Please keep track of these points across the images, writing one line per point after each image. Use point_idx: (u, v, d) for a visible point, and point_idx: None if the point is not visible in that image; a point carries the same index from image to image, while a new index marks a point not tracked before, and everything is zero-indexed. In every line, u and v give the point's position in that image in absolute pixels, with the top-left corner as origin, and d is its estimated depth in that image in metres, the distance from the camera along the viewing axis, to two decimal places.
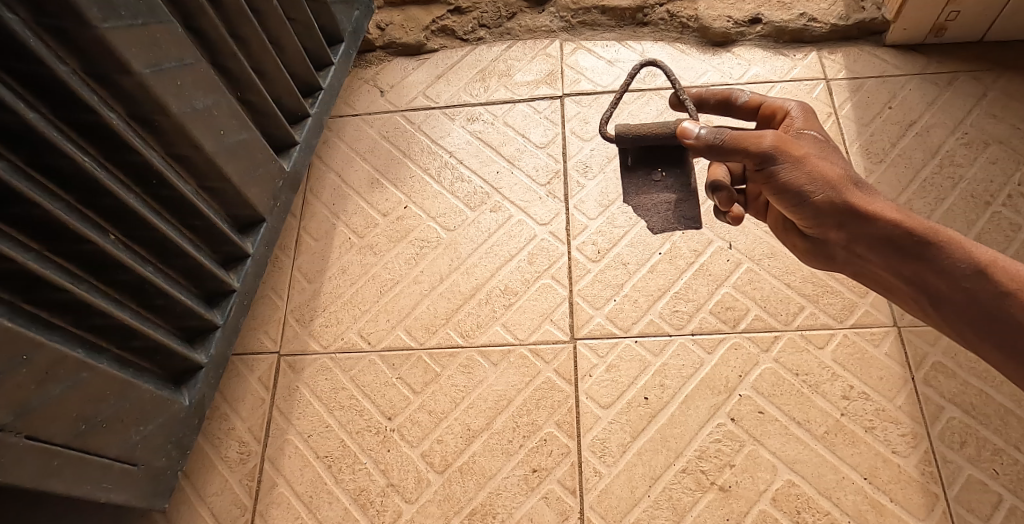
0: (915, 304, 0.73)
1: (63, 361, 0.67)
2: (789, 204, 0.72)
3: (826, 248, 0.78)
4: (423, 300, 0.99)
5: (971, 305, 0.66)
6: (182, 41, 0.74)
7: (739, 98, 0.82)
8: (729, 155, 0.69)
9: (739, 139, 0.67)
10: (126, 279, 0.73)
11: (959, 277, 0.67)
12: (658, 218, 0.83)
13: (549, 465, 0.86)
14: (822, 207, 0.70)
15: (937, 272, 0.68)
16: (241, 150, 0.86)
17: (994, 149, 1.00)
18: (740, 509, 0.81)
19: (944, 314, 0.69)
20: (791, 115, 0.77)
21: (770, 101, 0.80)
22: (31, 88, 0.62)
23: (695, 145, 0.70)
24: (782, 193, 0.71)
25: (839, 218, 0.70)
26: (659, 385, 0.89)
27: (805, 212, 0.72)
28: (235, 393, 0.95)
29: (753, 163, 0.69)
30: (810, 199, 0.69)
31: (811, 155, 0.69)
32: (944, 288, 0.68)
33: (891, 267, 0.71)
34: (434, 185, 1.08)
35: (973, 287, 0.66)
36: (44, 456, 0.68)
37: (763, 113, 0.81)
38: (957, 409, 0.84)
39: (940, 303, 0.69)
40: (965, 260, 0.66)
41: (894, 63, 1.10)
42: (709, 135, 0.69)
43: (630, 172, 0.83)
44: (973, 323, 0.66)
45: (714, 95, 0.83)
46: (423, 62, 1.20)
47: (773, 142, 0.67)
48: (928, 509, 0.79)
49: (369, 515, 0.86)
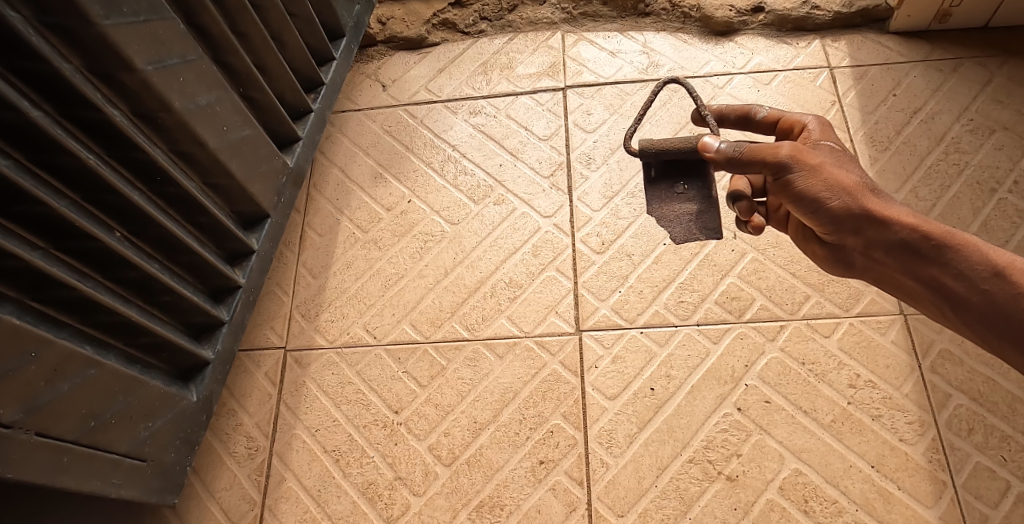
0: (932, 307, 0.72)
1: (71, 356, 0.67)
2: (805, 211, 0.71)
3: (844, 256, 0.77)
4: (428, 294, 0.99)
5: (990, 307, 0.65)
6: (185, 38, 0.74)
7: (758, 113, 0.82)
8: (747, 167, 0.71)
9: (756, 151, 0.69)
10: (132, 276, 0.74)
11: (977, 280, 0.66)
12: (680, 230, 0.82)
13: (555, 457, 0.86)
14: (838, 213, 0.70)
15: (954, 275, 0.67)
16: (244, 146, 0.86)
17: (1000, 135, 1.00)
18: (747, 498, 0.81)
19: (962, 317, 0.68)
20: (807, 129, 0.77)
21: (788, 116, 0.80)
22: (34, 85, 0.62)
23: (716, 158, 0.73)
24: (798, 202, 0.71)
25: (856, 223, 0.70)
26: (665, 376, 0.89)
27: (822, 219, 0.71)
28: (242, 389, 0.95)
29: (771, 173, 0.70)
30: (825, 205, 0.69)
31: (827, 164, 0.69)
32: (962, 291, 0.67)
33: (909, 272, 0.70)
34: (438, 179, 1.08)
35: (991, 288, 0.65)
36: (54, 453, 0.68)
37: (781, 128, 0.81)
38: (964, 396, 0.84)
39: (958, 307, 0.68)
40: (982, 263, 0.65)
41: (898, 50, 1.09)
42: (728, 149, 0.71)
43: (653, 184, 0.83)
44: (990, 323, 0.65)
45: (734, 110, 0.84)
46: (425, 56, 1.20)
47: (789, 152, 0.68)
48: (936, 496, 0.79)
49: (377, 509, 0.86)
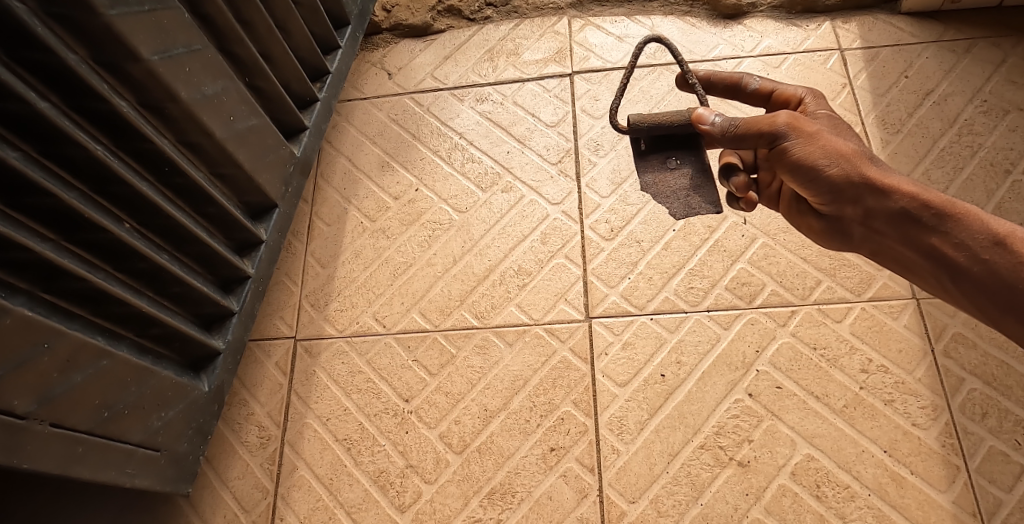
0: (932, 280, 0.71)
1: (84, 347, 0.67)
2: (801, 181, 0.70)
3: (842, 228, 0.75)
4: (437, 282, 0.99)
5: (991, 277, 0.64)
6: (190, 27, 0.73)
7: (750, 84, 0.80)
8: (742, 141, 0.70)
9: (752, 123, 0.68)
10: (143, 267, 0.74)
11: (977, 249, 0.65)
12: (677, 204, 0.77)
13: (566, 444, 0.86)
14: (836, 182, 0.69)
15: (954, 244, 0.66)
16: (251, 136, 0.86)
17: (1014, 116, 0.98)
18: (759, 484, 0.81)
19: (962, 288, 0.67)
20: (803, 102, 0.77)
21: (781, 89, 0.79)
22: (40, 76, 0.62)
23: (711, 132, 0.71)
24: (795, 171, 0.70)
25: (855, 192, 0.68)
26: (675, 363, 0.89)
27: (819, 189, 0.70)
28: (253, 379, 0.96)
29: (765, 144, 0.70)
30: (823, 173, 0.68)
31: (824, 132, 0.68)
32: (962, 261, 0.66)
33: (908, 243, 0.69)
34: (445, 166, 1.08)
35: (992, 258, 0.64)
36: (68, 443, 0.69)
37: (772, 100, 0.80)
38: (978, 381, 0.83)
39: (959, 278, 0.67)
40: (982, 232, 0.65)
41: (910, 31, 1.08)
42: (724, 122, 0.69)
43: (645, 160, 0.79)
44: (990, 294, 0.65)
45: (723, 79, 0.81)
46: (430, 43, 1.19)
47: (786, 121, 0.68)
48: (949, 481, 0.79)
49: (389, 496, 0.87)
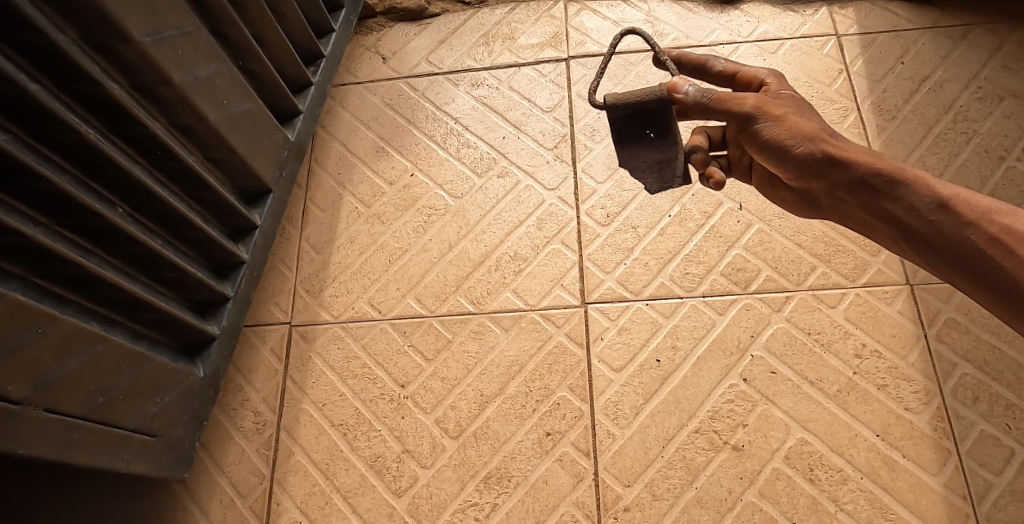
0: (894, 246, 0.72)
1: (78, 333, 0.67)
2: (773, 158, 0.71)
3: (811, 200, 0.76)
4: (432, 268, 0.99)
5: (945, 242, 0.65)
6: (182, 9, 0.72)
7: (715, 65, 0.79)
8: (714, 113, 0.70)
9: (724, 98, 0.68)
10: (136, 252, 0.73)
11: (924, 212, 0.66)
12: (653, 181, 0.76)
13: (562, 429, 0.87)
14: (803, 159, 0.69)
15: (905, 207, 0.67)
16: (244, 120, 0.85)
17: (1009, 102, 0.99)
18: (753, 467, 0.82)
19: (919, 252, 0.68)
20: (767, 82, 0.75)
21: (745, 70, 0.78)
22: (31, 58, 0.61)
23: (683, 102, 0.69)
24: (765, 150, 0.71)
25: (821, 166, 0.69)
26: (671, 347, 0.89)
27: (789, 166, 0.71)
28: (248, 365, 0.95)
29: (737, 125, 0.70)
30: (792, 151, 0.69)
31: (792, 112, 0.69)
32: (913, 222, 0.67)
33: (867, 208, 0.70)
34: (440, 151, 1.07)
35: (938, 219, 0.65)
36: (63, 428, 0.68)
37: (738, 82, 0.79)
38: (969, 366, 0.84)
39: (913, 240, 0.68)
40: (931, 196, 0.66)
41: (906, 16, 1.08)
42: (697, 93, 0.68)
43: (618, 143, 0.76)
44: (949, 260, 0.65)
45: (692, 59, 0.80)
46: (425, 27, 1.18)
47: (754, 102, 0.68)
48: (940, 464, 0.80)
49: (386, 481, 0.87)
